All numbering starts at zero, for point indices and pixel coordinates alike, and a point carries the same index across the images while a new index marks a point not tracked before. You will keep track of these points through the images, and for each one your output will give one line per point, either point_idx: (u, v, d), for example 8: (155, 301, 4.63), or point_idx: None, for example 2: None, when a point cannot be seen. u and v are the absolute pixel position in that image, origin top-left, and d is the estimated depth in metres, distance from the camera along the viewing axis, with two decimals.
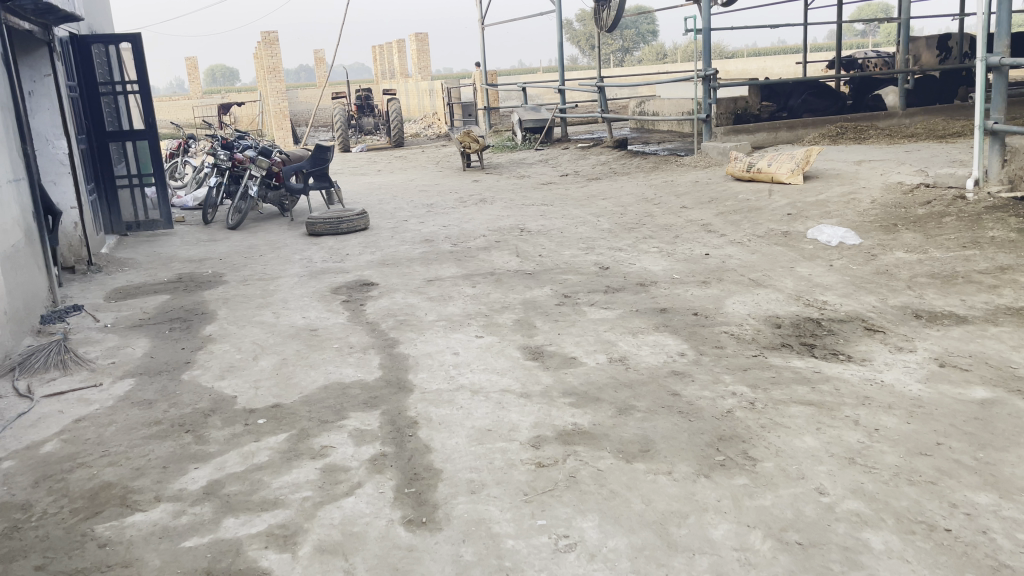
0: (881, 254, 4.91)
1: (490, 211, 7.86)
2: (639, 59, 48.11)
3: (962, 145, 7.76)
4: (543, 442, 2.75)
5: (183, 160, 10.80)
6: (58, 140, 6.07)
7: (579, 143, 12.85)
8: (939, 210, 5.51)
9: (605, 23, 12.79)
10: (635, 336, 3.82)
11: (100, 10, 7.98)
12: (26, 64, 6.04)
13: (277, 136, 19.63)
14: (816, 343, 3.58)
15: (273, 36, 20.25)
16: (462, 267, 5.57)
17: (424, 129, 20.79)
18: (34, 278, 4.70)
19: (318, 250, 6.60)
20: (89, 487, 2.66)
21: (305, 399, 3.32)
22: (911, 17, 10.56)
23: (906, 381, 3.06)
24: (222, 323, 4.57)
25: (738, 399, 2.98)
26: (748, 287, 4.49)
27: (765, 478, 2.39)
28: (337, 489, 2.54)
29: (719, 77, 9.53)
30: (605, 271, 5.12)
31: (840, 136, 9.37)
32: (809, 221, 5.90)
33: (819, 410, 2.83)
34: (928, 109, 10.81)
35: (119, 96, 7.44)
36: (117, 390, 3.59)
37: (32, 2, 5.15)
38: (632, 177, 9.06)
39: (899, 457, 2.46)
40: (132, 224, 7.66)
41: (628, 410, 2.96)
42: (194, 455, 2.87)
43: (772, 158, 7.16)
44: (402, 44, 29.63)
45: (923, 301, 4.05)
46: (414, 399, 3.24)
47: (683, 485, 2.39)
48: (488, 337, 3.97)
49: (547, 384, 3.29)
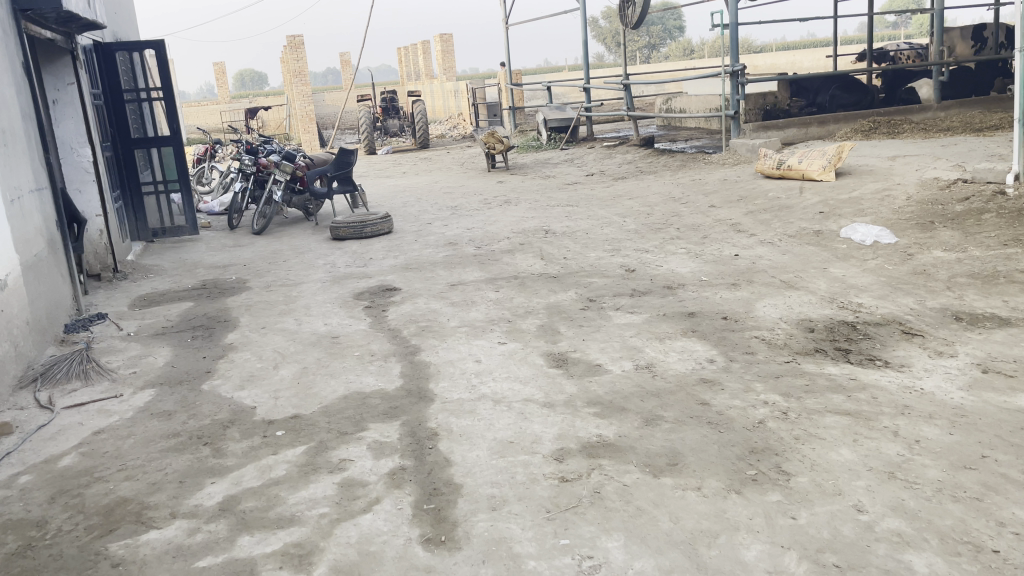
0: (919, 253, 4.75)
1: (515, 212, 7.77)
2: (666, 56, 47.72)
3: (1000, 139, 7.52)
4: (566, 455, 2.66)
5: (210, 164, 10.87)
6: (82, 147, 6.11)
7: (606, 142, 12.74)
8: (978, 206, 5.32)
9: (630, 20, 12.63)
10: (662, 341, 3.71)
11: (125, 18, 8.01)
12: (50, 72, 6.07)
13: (304, 139, 19.74)
14: (851, 348, 3.45)
15: (298, 39, 20.30)
16: (486, 270, 5.49)
17: (450, 130, 20.83)
18: (57, 287, 4.71)
19: (341, 255, 6.56)
20: (105, 503, 2.61)
21: (324, 410, 3.26)
22: (945, 7, 10.27)
23: (948, 389, 2.92)
24: (243, 331, 4.53)
25: (770, 408, 2.86)
26: (780, 289, 4.36)
27: (801, 495, 2.28)
28: (354, 505, 2.47)
29: (747, 72, 9.34)
30: (631, 274, 5.01)
31: (873, 131, 9.15)
32: (842, 220, 5.73)
33: (856, 420, 2.71)
34: (963, 102, 10.49)
35: (143, 103, 7.47)
36: (136, 401, 3.56)
37: (54, 11, 5.14)
38: (659, 176, 8.93)
39: (942, 472, 2.33)
40: (159, 230, 7.69)
41: (655, 421, 2.86)
42: (211, 468, 2.81)
43: (804, 154, 6.99)
44: (427, 46, 29.61)
45: (963, 302, 3.89)
46: (435, 409, 3.16)
47: (712, 502, 2.29)
48: (511, 344, 3.89)
49: (571, 393, 3.19)
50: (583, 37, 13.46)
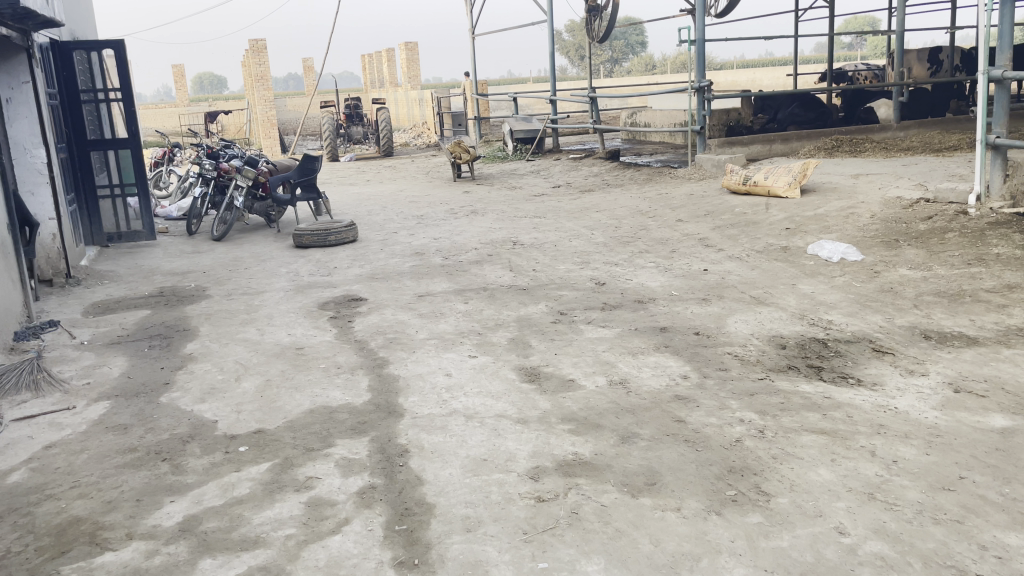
0: (885, 271, 4.79)
1: (482, 223, 7.70)
2: (629, 70, 48.12)
3: (959, 159, 7.67)
4: (542, 474, 2.59)
5: (168, 168, 10.61)
6: (37, 149, 5.90)
7: (571, 153, 12.77)
8: (942, 225, 5.39)
9: (596, 32, 12.67)
10: (635, 356, 3.67)
11: (83, 16, 7.78)
12: (3, 71, 5.85)
13: (265, 145, 19.42)
14: (823, 365, 3.44)
15: (261, 44, 19.96)
16: (454, 281, 5.41)
17: (414, 138, 20.79)
18: (7, 293, 4.52)
19: (305, 263, 6.43)
20: (56, 522, 2.48)
21: (290, 425, 3.15)
22: (905, 29, 10.47)
23: (921, 408, 2.92)
24: (203, 341, 4.39)
25: (747, 426, 2.83)
26: (750, 305, 4.36)
27: (782, 517, 2.24)
28: (323, 525, 2.37)
29: (713, 88, 9.41)
30: (601, 287, 4.97)
31: (836, 149, 9.28)
32: (808, 237, 5.77)
33: (832, 439, 2.69)
34: (921, 123, 10.71)
35: (101, 104, 7.25)
36: (90, 414, 3.40)
37: (10, 8, 4.96)
38: (625, 189, 8.94)
39: (922, 493, 2.31)
40: (114, 235, 7.47)
41: (631, 438, 2.81)
42: (171, 486, 2.69)
43: (769, 171, 7.05)
44: (391, 53, 29.37)
45: (931, 321, 3.93)
46: (406, 425, 3.08)
47: (693, 524, 2.24)
48: (482, 357, 3.81)
49: (545, 409, 3.13)
50: (550, 49, 13.46)
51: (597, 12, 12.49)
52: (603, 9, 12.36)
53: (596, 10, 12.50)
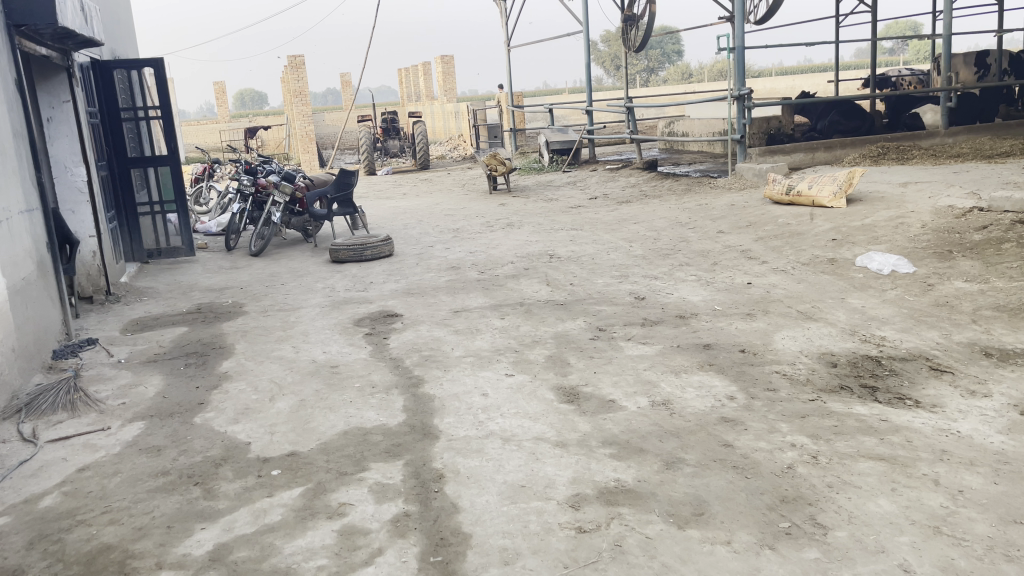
0: (939, 284, 4.60)
1: (518, 236, 7.61)
2: (665, 79, 47.88)
3: (1013, 166, 7.39)
4: (583, 502, 2.48)
5: (208, 184, 10.69)
6: (77, 167, 5.96)
7: (608, 164, 12.65)
8: (998, 235, 5.16)
9: (632, 43, 12.53)
10: (678, 375, 3.54)
11: (124, 35, 7.86)
12: (46, 90, 5.91)
13: (304, 159, 19.54)
14: (878, 385, 3.28)
15: (299, 60, 20.14)
16: (491, 296, 5.33)
17: (450, 151, 20.83)
18: (46, 311, 4.53)
19: (341, 279, 6.39)
20: (86, 550, 2.43)
21: (323, 447, 3.07)
22: (951, 33, 10.16)
23: (986, 432, 2.75)
24: (239, 359, 4.35)
25: (799, 452, 2.68)
26: (798, 320, 4.20)
27: (841, 552, 2.10)
28: (355, 556, 2.29)
29: (754, 96, 9.21)
30: (641, 302, 4.85)
31: (882, 156, 9.03)
32: (855, 248, 5.58)
33: (892, 466, 2.53)
34: (970, 129, 10.38)
35: (141, 122, 7.31)
36: (125, 435, 3.37)
37: (49, 27, 4.99)
38: (664, 200, 8.79)
39: (991, 527, 2.16)
40: (154, 251, 7.54)
41: (676, 464, 2.68)
42: (202, 512, 2.63)
43: (814, 180, 6.85)
44: (427, 67, 29.53)
45: (991, 337, 3.73)
46: (441, 448, 2.98)
47: (745, 560, 2.11)
48: (520, 376, 3.71)
49: (585, 432, 3.01)
50: (586, 60, 13.38)
51: (633, 21, 12.38)
52: (639, 19, 12.23)
53: (633, 20, 12.36)
